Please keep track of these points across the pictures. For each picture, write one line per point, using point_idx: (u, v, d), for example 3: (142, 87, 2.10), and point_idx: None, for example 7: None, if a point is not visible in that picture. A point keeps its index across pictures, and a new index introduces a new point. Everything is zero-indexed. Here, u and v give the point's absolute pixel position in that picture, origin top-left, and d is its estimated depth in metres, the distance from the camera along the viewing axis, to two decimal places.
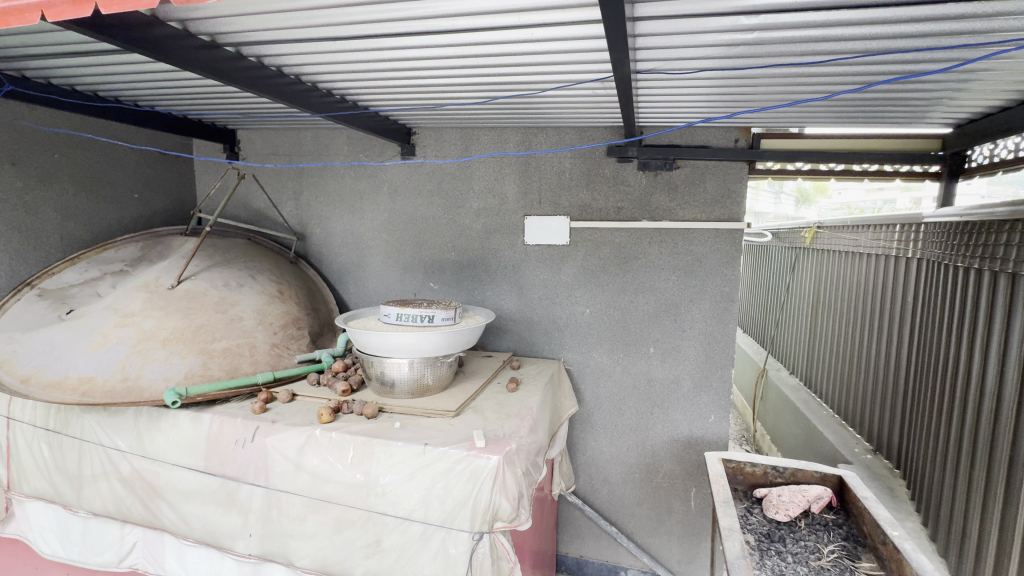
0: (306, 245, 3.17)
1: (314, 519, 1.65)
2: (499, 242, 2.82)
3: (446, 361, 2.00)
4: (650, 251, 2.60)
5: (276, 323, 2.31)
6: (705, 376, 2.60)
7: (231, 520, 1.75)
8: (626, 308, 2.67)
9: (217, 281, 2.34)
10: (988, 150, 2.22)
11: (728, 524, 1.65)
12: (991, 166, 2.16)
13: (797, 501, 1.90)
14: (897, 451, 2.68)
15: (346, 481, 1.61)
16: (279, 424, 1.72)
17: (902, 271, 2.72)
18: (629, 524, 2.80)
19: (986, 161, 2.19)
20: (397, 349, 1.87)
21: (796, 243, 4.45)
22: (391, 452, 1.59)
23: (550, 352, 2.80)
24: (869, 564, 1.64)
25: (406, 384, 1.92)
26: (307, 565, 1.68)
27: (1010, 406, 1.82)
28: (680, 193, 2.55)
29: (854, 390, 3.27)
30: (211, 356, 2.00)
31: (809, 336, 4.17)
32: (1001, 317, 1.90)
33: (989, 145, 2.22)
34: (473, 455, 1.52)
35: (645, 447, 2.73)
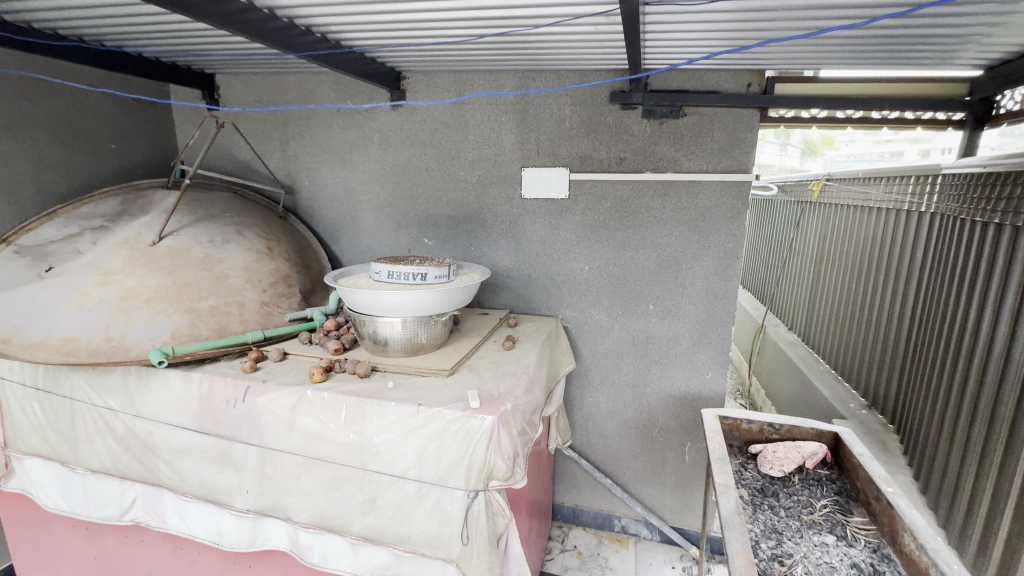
0: (295, 199, 3.05)
1: (310, 476, 1.65)
2: (496, 196, 2.70)
3: (440, 320, 1.94)
4: (652, 205, 2.49)
5: (264, 281, 2.24)
6: (705, 333, 2.56)
7: (227, 477, 1.76)
8: (626, 264, 2.60)
9: (201, 237, 2.24)
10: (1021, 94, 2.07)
11: (723, 481, 1.66)
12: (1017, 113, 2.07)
13: (792, 457, 1.91)
14: (893, 406, 2.69)
15: (340, 440, 1.59)
16: (270, 384, 1.69)
17: (913, 225, 2.63)
18: (623, 476, 2.86)
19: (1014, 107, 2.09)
20: (389, 308, 1.81)
21: (802, 196, 4.31)
22: (385, 412, 1.56)
23: (548, 309, 2.75)
24: (860, 518, 1.65)
25: (400, 343, 1.88)
26: (305, 520, 1.69)
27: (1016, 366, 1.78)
28: (687, 142, 2.40)
29: (853, 346, 3.25)
30: (199, 315, 1.94)
31: (810, 293, 4.12)
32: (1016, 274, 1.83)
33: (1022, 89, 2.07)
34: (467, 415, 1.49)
35: (641, 403, 2.73)
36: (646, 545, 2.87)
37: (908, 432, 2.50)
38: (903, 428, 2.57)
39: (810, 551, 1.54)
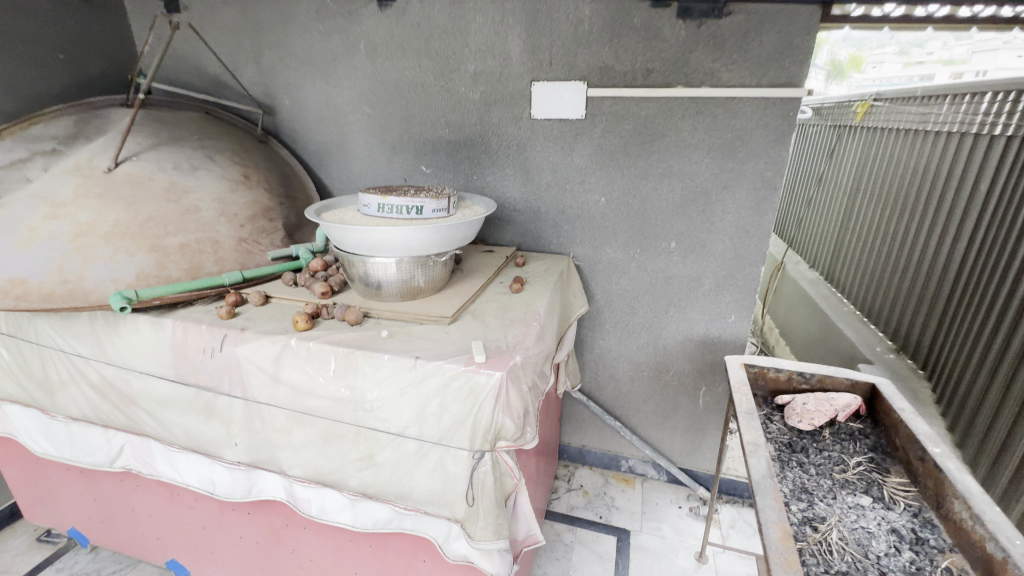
0: (275, 120, 2.70)
1: (301, 431, 1.51)
2: (502, 116, 2.36)
3: (440, 261, 1.71)
4: (682, 127, 2.16)
5: (241, 215, 1.98)
6: (731, 274, 2.33)
7: (213, 430, 1.63)
8: (648, 196, 2.31)
9: (165, 163, 1.96)
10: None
11: (752, 439, 1.51)
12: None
13: (824, 411, 1.76)
14: (930, 353, 2.52)
15: (330, 394, 1.43)
16: (249, 332, 1.50)
17: (983, 154, 2.29)
18: (633, 419, 2.78)
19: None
20: (380, 247, 1.58)
21: (840, 120, 3.88)
22: (378, 366, 1.38)
23: (559, 246, 2.51)
24: (899, 478, 1.52)
25: (394, 287, 1.66)
26: (299, 474, 1.58)
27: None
28: (729, 49, 2.02)
29: (885, 287, 3.03)
30: (167, 254, 1.72)
31: (837, 228, 3.83)
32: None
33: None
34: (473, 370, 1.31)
35: (656, 347, 2.57)
36: (653, 484, 2.84)
37: (947, 380, 2.35)
38: (941, 376, 2.42)
39: (844, 513, 1.42)
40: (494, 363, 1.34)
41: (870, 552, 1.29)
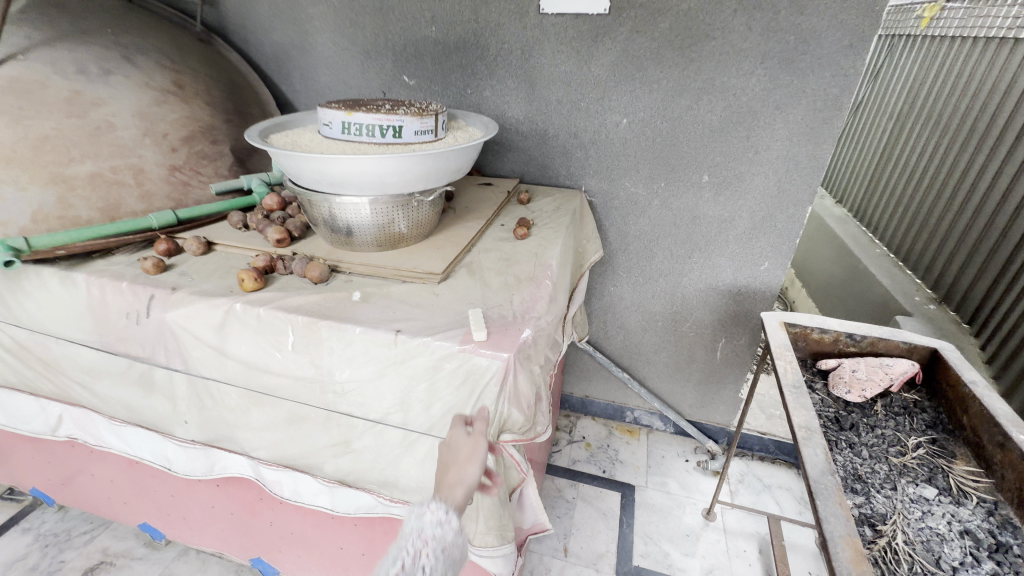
0: (219, 13, 2.17)
1: (260, 411, 1.24)
2: (502, 9, 1.86)
3: (426, 200, 1.35)
4: (732, 26, 1.70)
5: (173, 135, 1.56)
6: (770, 215, 1.99)
7: (157, 405, 1.35)
8: (679, 118, 1.90)
9: (63, 61, 1.46)
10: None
11: (803, 422, 1.27)
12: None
13: (878, 381, 1.52)
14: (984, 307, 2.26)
15: (290, 372, 1.14)
16: (181, 293, 1.17)
17: None
18: (642, 370, 2.57)
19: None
20: (347, 183, 1.20)
21: (895, 27, 3.31)
22: (347, 340, 1.07)
23: (568, 178, 2.12)
24: (967, 466, 1.30)
25: (369, 233, 1.31)
26: (264, 456, 1.34)
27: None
28: None
29: (930, 228, 2.70)
30: (74, 188, 1.34)
31: (871, 158, 3.42)
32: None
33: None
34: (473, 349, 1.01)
35: (674, 295, 2.29)
36: (658, 436, 2.70)
37: (1008, 339, 2.11)
38: (999, 332, 2.17)
39: (907, 509, 1.21)
40: (496, 341, 1.03)
41: (942, 561, 1.09)
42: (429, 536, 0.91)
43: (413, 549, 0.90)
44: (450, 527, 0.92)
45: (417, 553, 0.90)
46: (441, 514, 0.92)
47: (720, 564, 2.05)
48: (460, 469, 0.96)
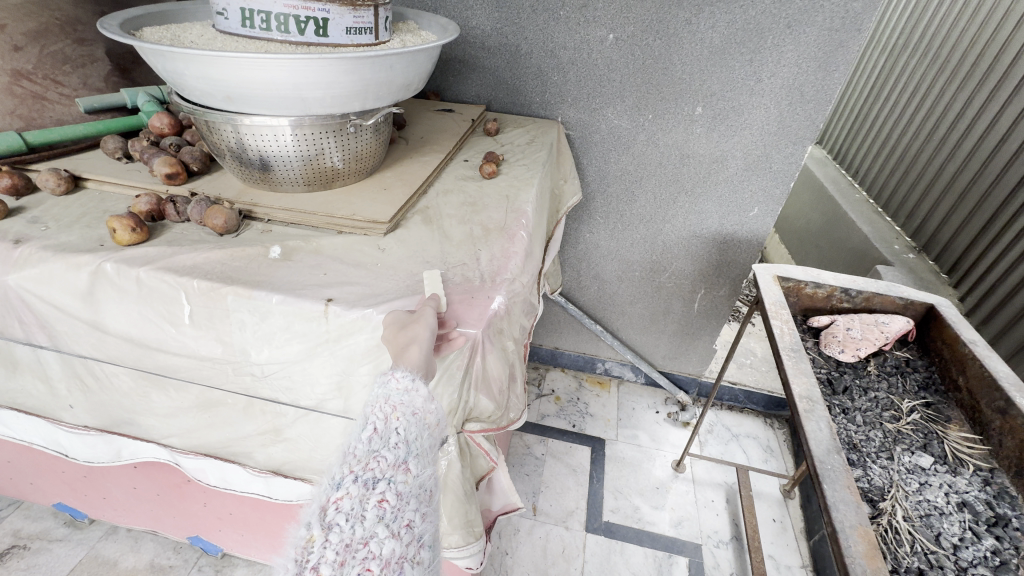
0: None
1: (163, 396, 0.99)
2: None
3: (367, 126, 1.05)
4: None
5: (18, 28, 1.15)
6: (766, 155, 1.78)
7: (31, 387, 1.07)
8: (676, 35, 1.61)
9: None
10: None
11: (804, 391, 1.14)
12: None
13: (872, 339, 1.42)
14: (964, 260, 2.21)
15: (191, 351, 0.88)
16: (28, 247, 0.86)
17: None
18: (616, 321, 2.43)
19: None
20: (252, 98, 0.89)
21: None
22: (262, 313, 0.82)
23: (543, 107, 1.82)
24: (963, 431, 1.22)
25: (292, 168, 1.02)
26: (178, 445, 1.10)
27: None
28: None
29: (915, 173, 2.59)
30: None
31: (856, 95, 3.22)
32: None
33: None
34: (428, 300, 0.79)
35: (655, 243, 2.10)
36: (629, 387, 2.63)
37: (988, 292, 2.07)
38: (981, 285, 2.12)
39: (904, 480, 1.12)
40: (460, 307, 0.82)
41: (942, 538, 1.02)
42: (398, 400, 0.69)
43: (379, 415, 0.67)
44: (418, 394, 0.70)
45: (386, 416, 0.67)
46: (407, 379, 0.70)
47: (689, 516, 2.03)
48: (408, 331, 0.73)
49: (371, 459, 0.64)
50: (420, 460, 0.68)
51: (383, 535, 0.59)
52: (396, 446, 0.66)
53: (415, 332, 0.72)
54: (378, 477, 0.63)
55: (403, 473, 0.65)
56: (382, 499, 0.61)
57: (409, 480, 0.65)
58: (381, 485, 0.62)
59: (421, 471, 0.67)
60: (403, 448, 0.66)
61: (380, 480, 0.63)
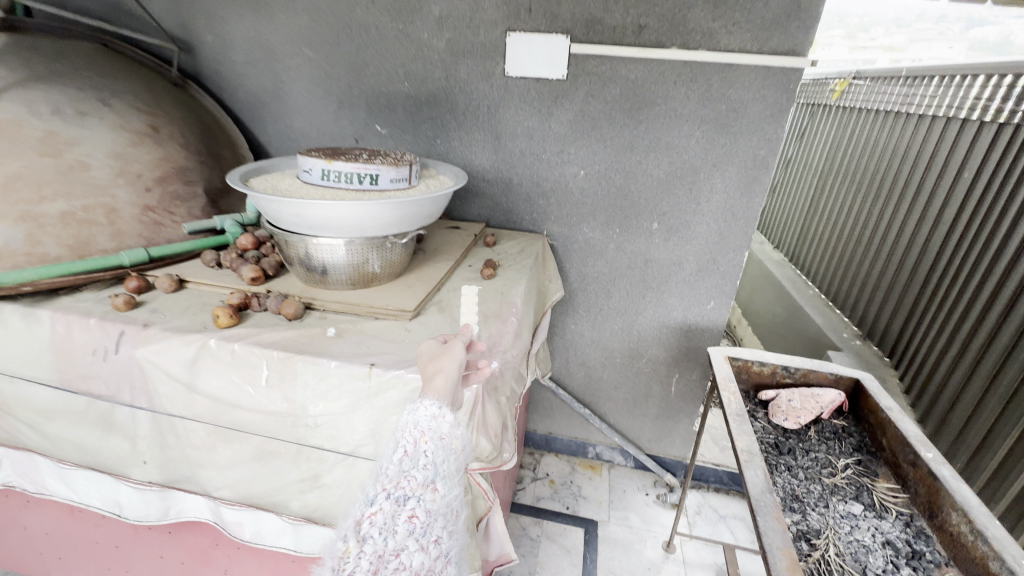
0: (196, 62, 2.24)
1: (228, 449, 1.24)
2: (471, 71, 2.03)
3: (399, 242, 1.43)
4: (674, 95, 1.94)
5: (147, 176, 1.60)
6: (713, 258, 2.20)
7: (115, 445, 1.32)
8: (632, 171, 2.10)
9: (40, 105, 1.52)
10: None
11: (745, 445, 1.39)
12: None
13: (810, 408, 1.69)
14: (899, 342, 2.54)
15: (262, 407, 1.16)
16: (153, 329, 1.19)
17: (972, 139, 2.24)
18: (603, 405, 2.66)
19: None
20: (324, 225, 1.28)
21: (815, 98, 3.78)
22: (322, 374, 1.12)
23: (531, 223, 2.27)
24: (888, 483, 1.45)
25: (343, 272, 1.38)
26: (228, 496, 1.32)
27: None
28: (730, 8, 1.80)
29: (853, 271, 3.02)
30: (42, 225, 1.35)
31: (804, 202, 3.80)
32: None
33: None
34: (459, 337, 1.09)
35: (632, 333, 2.43)
36: (620, 471, 2.77)
37: (918, 370, 2.37)
38: (912, 364, 2.42)
39: (838, 524, 1.33)
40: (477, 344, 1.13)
41: (868, 569, 1.22)
42: (425, 426, 0.96)
43: (411, 439, 0.96)
44: (444, 420, 0.97)
45: (416, 441, 0.95)
46: (434, 408, 0.97)
47: None
48: (438, 363, 1.01)
49: (404, 479, 0.93)
50: (444, 480, 0.96)
51: (412, 542, 0.89)
52: (425, 468, 0.94)
53: (444, 365, 1.00)
54: (409, 496, 0.92)
55: (429, 492, 0.93)
56: (412, 514, 0.91)
57: (434, 498, 0.94)
58: (412, 502, 0.92)
59: (444, 490, 0.96)
60: (429, 471, 0.94)
61: (411, 498, 0.92)
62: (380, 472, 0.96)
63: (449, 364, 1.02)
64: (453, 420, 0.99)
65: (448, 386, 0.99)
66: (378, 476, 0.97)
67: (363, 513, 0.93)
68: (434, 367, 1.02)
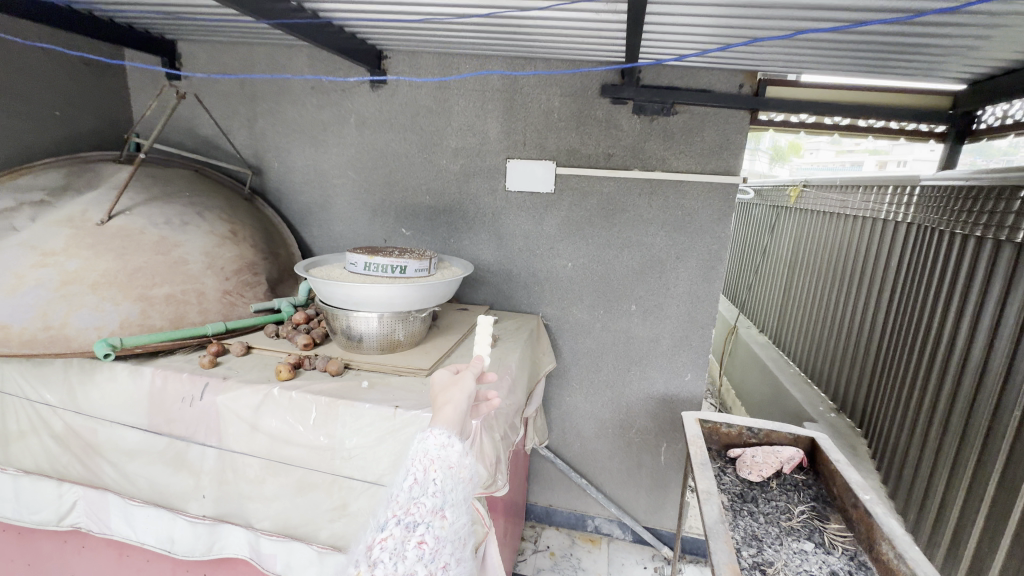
0: (263, 181, 2.84)
1: (275, 481, 1.53)
2: (479, 187, 2.58)
3: (420, 316, 1.83)
4: (639, 204, 2.44)
5: (227, 268, 2.07)
6: (686, 335, 2.55)
7: (181, 481, 1.61)
8: (610, 262, 2.54)
9: (157, 218, 2.04)
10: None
11: (706, 487, 1.65)
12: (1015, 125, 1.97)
13: (771, 462, 1.91)
14: (862, 411, 2.73)
15: (309, 443, 1.48)
16: (231, 381, 1.56)
17: (889, 234, 2.65)
18: (599, 476, 2.84)
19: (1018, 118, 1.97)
20: (364, 302, 1.69)
21: (779, 201, 4.35)
22: (358, 414, 1.45)
23: (529, 306, 2.67)
24: (837, 524, 1.66)
25: (374, 340, 1.77)
26: (267, 527, 1.57)
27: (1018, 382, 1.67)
28: (677, 141, 2.35)
29: (825, 349, 3.30)
30: (152, 303, 1.77)
31: (782, 287, 4.20)
32: (1019, 293, 1.72)
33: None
34: (468, 369, 1.27)
35: (621, 404, 2.71)
36: (619, 545, 2.86)
37: (876, 436, 2.53)
38: (872, 430, 2.59)
39: (790, 558, 1.55)
40: (485, 375, 1.32)
41: None
42: (436, 454, 1.05)
43: (422, 467, 1.03)
44: (451, 449, 1.07)
45: (426, 469, 1.03)
46: (444, 437, 1.08)
47: None
48: (449, 394, 1.17)
49: (414, 506, 0.99)
50: (450, 508, 1.02)
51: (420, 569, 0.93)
52: (433, 496, 1.01)
53: (454, 396, 1.16)
54: (417, 521, 0.97)
55: (438, 519, 1.00)
56: (421, 541, 0.95)
57: (441, 524, 1.00)
58: (420, 527, 0.97)
59: (452, 518, 1.02)
60: (437, 499, 1.01)
61: (419, 524, 0.97)
62: (391, 500, 1.01)
63: (458, 395, 1.18)
64: (462, 447, 1.08)
65: (458, 416, 1.14)
66: (388, 503, 1.02)
67: (374, 539, 0.96)
68: (446, 398, 1.18)
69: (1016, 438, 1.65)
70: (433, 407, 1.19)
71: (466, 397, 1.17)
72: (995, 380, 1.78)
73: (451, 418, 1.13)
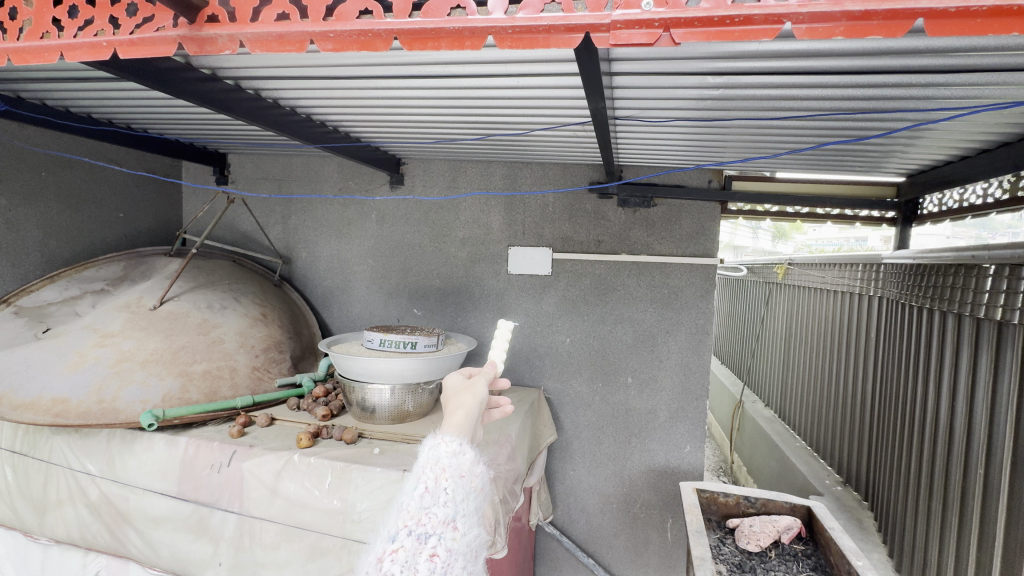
0: (291, 269, 3.16)
1: (288, 547, 1.63)
2: (484, 271, 2.87)
3: (427, 388, 2.04)
4: (628, 284, 2.69)
5: (257, 347, 2.32)
6: (681, 406, 2.68)
7: (201, 548, 1.71)
8: (605, 337, 2.74)
9: (200, 302, 2.33)
10: (1010, 183, 1.97)
11: (700, 554, 1.73)
12: (958, 210, 2.20)
13: (768, 532, 1.94)
14: (865, 483, 2.73)
15: (323, 508, 1.61)
16: (256, 449, 1.72)
17: (865, 307, 2.83)
18: (607, 556, 2.80)
19: (953, 205, 2.22)
20: (378, 375, 1.91)
21: (770, 278, 4.58)
22: (369, 478, 1.59)
23: (531, 380, 2.82)
24: None
25: (387, 411, 1.95)
26: None
27: (978, 440, 1.75)
28: (658, 229, 2.66)
29: (826, 420, 3.35)
30: (191, 378, 2.00)
31: (784, 363, 4.29)
32: (965, 352, 1.85)
33: (1010, 177, 1.98)
34: (481, 373, 1.32)
35: (622, 477, 2.76)
36: None
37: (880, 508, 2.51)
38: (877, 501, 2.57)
39: None
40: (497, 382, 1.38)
41: None
42: (447, 462, 1.09)
43: (434, 476, 1.07)
44: (463, 457, 1.11)
45: (438, 478, 1.07)
46: (455, 445, 1.12)
47: None
48: (458, 400, 1.24)
49: (426, 516, 1.03)
50: (463, 521, 1.05)
51: None
52: (445, 506, 1.04)
53: (463, 401, 1.22)
54: (430, 533, 1.01)
55: (452, 531, 1.02)
56: (433, 554, 0.98)
57: (454, 537, 1.02)
58: (433, 540, 1.00)
59: (466, 531, 1.04)
60: (449, 509, 1.04)
61: (432, 536, 1.01)
62: (403, 509, 1.05)
63: (467, 399, 1.24)
64: (473, 456, 1.12)
65: (469, 424, 1.19)
66: (400, 513, 1.06)
67: (386, 550, 1.00)
68: (455, 402, 1.24)
69: (985, 496, 1.70)
70: (444, 409, 1.26)
71: (475, 403, 1.23)
72: (960, 439, 1.85)
73: (462, 426, 1.17)
